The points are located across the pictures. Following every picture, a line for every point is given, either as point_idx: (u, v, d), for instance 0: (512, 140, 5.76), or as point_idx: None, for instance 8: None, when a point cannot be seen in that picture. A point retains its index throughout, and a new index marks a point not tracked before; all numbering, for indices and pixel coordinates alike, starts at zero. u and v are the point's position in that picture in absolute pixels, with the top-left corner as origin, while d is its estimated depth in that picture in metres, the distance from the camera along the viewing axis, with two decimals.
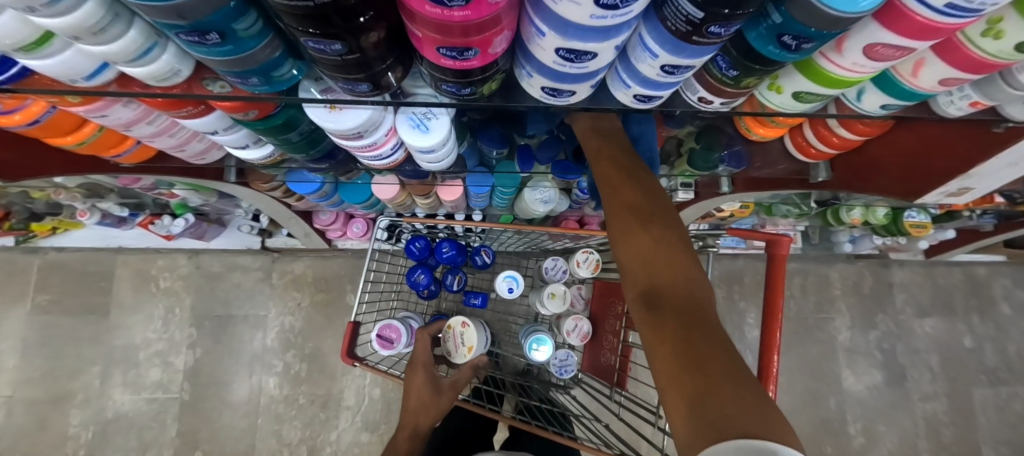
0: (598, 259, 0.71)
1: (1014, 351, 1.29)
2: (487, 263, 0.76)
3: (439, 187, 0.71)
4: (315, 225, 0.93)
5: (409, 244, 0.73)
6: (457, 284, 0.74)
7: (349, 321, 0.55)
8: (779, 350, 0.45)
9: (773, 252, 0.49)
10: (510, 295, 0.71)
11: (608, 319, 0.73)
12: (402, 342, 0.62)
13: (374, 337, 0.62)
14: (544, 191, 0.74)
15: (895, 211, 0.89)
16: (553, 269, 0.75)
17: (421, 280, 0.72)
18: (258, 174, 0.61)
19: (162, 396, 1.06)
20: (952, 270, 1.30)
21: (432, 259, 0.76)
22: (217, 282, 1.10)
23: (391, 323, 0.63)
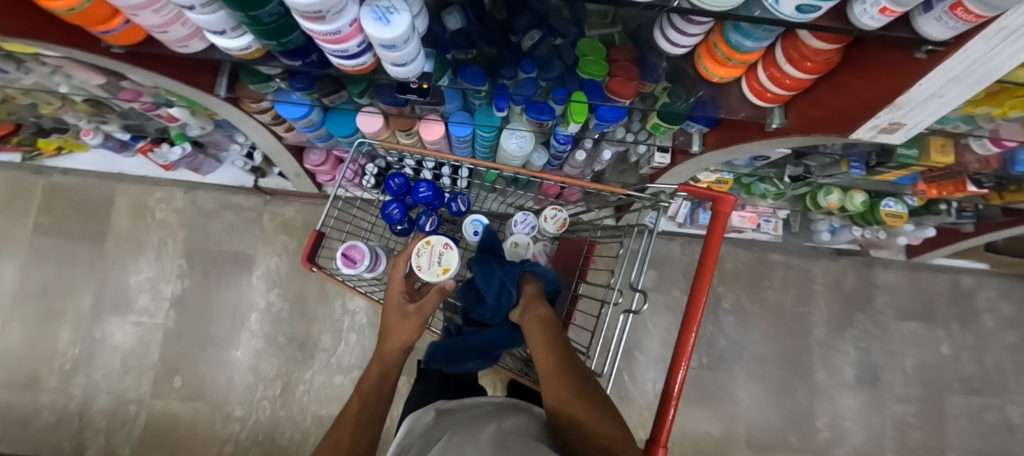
0: (565, 216, 0.72)
1: (992, 363, 1.28)
2: (462, 211, 0.78)
3: (421, 122, 0.73)
4: (305, 164, 0.96)
5: (388, 179, 0.75)
6: (429, 225, 0.76)
7: (315, 229, 0.59)
8: (698, 324, 0.44)
9: (718, 209, 0.48)
10: (474, 238, 0.73)
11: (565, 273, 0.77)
12: (365, 264, 0.64)
13: (339, 255, 0.65)
14: (521, 136, 0.74)
15: (873, 200, 0.90)
16: (522, 223, 0.74)
17: (394, 214, 0.74)
18: (249, 91, 0.65)
19: (149, 321, 1.10)
20: (936, 277, 1.30)
21: (410, 198, 0.78)
22: (210, 218, 1.15)
23: (357, 244, 0.65)
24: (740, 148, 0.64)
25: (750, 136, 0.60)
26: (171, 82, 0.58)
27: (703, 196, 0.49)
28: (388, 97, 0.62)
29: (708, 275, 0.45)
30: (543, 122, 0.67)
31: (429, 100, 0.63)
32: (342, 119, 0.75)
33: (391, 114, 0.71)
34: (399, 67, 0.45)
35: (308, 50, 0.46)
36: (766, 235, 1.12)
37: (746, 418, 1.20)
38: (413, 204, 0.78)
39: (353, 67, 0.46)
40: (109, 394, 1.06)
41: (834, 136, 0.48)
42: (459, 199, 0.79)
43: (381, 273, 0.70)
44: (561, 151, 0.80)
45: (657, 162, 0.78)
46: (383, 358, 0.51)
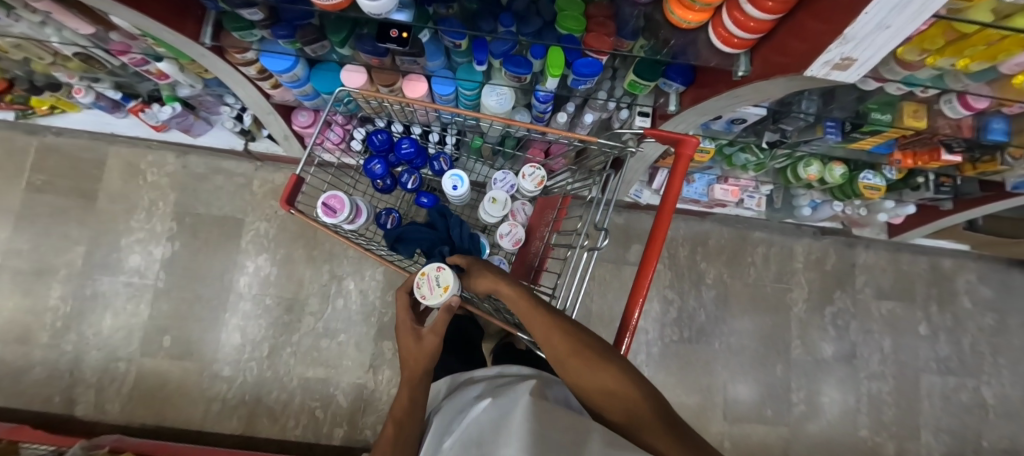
0: (543, 174, 0.72)
1: (968, 344, 1.31)
2: (444, 170, 0.80)
3: (404, 79, 0.75)
4: (293, 126, 0.97)
5: (371, 135, 0.76)
6: (412, 183, 0.76)
7: (294, 173, 0.58)
8: (654, 267, 0.44)
9: (680, 151, 0.48)
10: (454, 193, 0.74)
11: (538, 228, 0.78)
12: (345, 214, 0.64)
13: (319, 205, 0.64)
14: (501, 94, 0.75)
15: (852, 173, 0.91)
16: (502, 182, 0.74)
17: (377, 169, 0.74)
18: (233, 40, 0.65)
19: (139, 281, 1.12)
20: (917, 259, 1.33)
21: (392, 155, 0.79)
22: (201, 182, 1.16)
23: (337, 193, 0.65)
24: (709, 105, 0.65)
25: (720, 87, 0.60)
26: (152, 24, 0.55)
27: (667, 139, 0.49)
28: (368, 46, 0.62)
29: (664, 224, 0.45)
30: (520, 75, 0.68)
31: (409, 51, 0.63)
32: (327, 76, 0.76)
33: (373, 68, 0.72)
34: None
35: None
36: (749, 211, 1.13)
37: (724, 391, 1.22)
38: (396, 162, 0.79)
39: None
40: (99, 351, 1.08)
41: (791, 74, 0.47)
42: (441, 159, 0.80)
43: (360, 225, 0.70)
44: (543, 112, 0.81)
45: (638, 126, 0.78)
46: (408, 383, 0.52)
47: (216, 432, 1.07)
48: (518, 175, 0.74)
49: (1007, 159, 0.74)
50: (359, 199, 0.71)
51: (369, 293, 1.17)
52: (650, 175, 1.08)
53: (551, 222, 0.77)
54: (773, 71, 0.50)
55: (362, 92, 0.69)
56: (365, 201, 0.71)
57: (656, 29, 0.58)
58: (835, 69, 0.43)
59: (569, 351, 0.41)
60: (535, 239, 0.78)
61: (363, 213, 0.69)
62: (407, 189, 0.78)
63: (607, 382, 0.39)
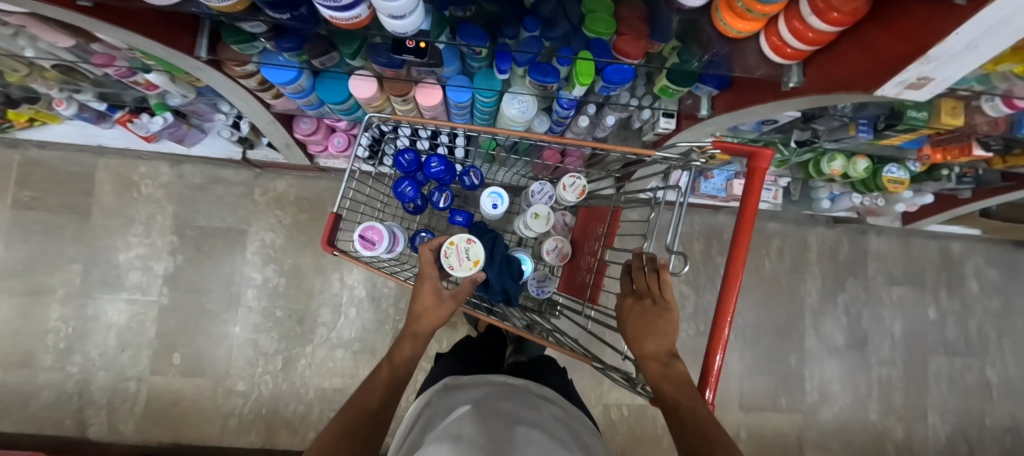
0: (585, 184, 0.70)
1: (975, 327, 1.34)
2: (476, 184, 0.76)
3: (417, 86, 0.71)
4: (296, 135, 0.92)
5: (398, 156, 0.72)
6: (444, 201, 0.74)
7: (333, 211, 0.57)
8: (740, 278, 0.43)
9: (755, 165, 0.47)
10: (494, 212, 0.72)
11: (588, 242, 0.77)
12: (384, 245, 0.63)
13: (356, 237, 0.63)
14: (523, 101, 0.72)
15: (875, 166, 0.89)
16: (539, 193, 0.74)
17: (408, 192, 0.72)
18: (230, 52, 0.60)
19: (142, 298, 1.08)
20: (927, 244, 1.33)
21: (420, 174, 0.76)
22: (198, 192, 1.11)
23: (374, 225, 0.63)
24: (747, 111, 0.64)
25: (764, 98, 0.59)
26: (140, 39, 0.51)
27: (738, 151, 0.49)
28: (383, 58, 0.59)
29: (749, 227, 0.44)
30: (547, 84, 0.64)
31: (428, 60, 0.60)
32: (331, 85, 0.73)
33: (386, 78, 0.68)
34: (397, 20, 0.41)
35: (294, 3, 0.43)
36: (765, 203, 1.11)
37: (739, 382, 1.24)
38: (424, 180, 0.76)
39: (346, 20, 0.42)
40: (107, 371, 1.05)
41: (857, 93, 0.44)
42: (472, 172, 0.76)
43: (399, 252, 0.69)
44: (564, 117, 0.78)
45: (663, 127, 0.78)
46: (413, 335, 0.54)
47: (236, 447, 1.06)
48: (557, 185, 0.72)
49: None
50: (393, 224, 0.69)
51: (382, 301, 1.14)
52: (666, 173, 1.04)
53: (602, 237, 0.74)
54: (829, 87, 0.48)
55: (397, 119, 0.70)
56: (402, 227, 0.69)
57: (696, 33, 0.55)
58: (911, 89, 0.41)
59: (658, 362, 0.45)
60: (589, 255, 0.76)
61: (402, 241, 0.68)
62: (439, 208, 0.76)
63: (680, 401, 0.41)
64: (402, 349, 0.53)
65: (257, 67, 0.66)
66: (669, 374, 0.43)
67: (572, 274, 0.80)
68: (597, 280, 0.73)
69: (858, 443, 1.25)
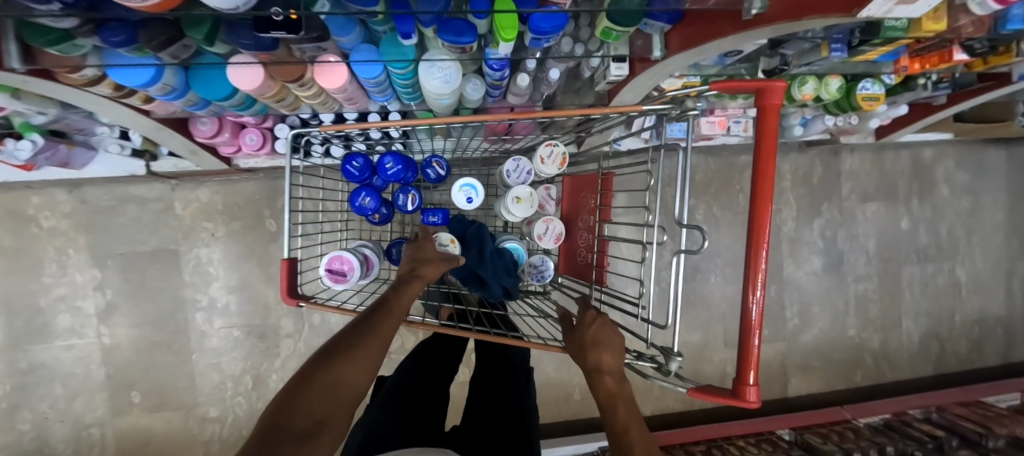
0: (564, 150, 0.55)
1: (945, 230, 1.35)
2: (442, 176, 0.62)
3: (315, 66, 0.56)
4: (196, 139, 0.78)
5: (346, 163, 0.59)
6: (411, 204, 0.61)
7: (283, 258, 0.45)
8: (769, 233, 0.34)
9: (763, 103, 0.35)
10: (470, 207, 0.55)
11: (580, 216, 0.60)
12: (356, 275, 0.53)
13: (323, 272, 0.53)
14: (443, 68, 0.57)
15: (850, 83, 0.81)
16: (516, 171, 0.58)
17: (368, 204, 0.59)
18: (51, 58, 0.45)
19: (80, 342, 0.98)
20: (899, 155, 1.31)
21: (378, 179, 0.62)
22: (111, 217, 0.97)
23: (341, 254, 0.52)
24: (705, 48, 0.54)
25: (722, 32, 0.48)
26: None
27: (742, 90, 0.35)
28: (248, 39, 0.45)
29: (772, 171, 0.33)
30: (465, 46, 0.50)
31: (309, 35, 0.47)
32: (212, 80, 0.57)
33: (269, 62, 0.53)
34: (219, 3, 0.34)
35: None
36: (736, 138, 1.03)
37: (722, 321, 1.25)
38: (384, 185, 0.62)
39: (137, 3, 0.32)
40: (64, 422, 0.98)
41: (835, 17, 0.38)
42: (436, 163, 0.62)
43: (378, 276, 0.59)
44: (500, 79, 0.63)
45: (614, 75, 0.65)
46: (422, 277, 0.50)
47: None
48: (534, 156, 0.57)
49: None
50: (363, 244, 0.59)
51: None
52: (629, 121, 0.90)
53: (595, 209, 0.58)
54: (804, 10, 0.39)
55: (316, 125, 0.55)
56: (372, 246, 0.59)
57: None
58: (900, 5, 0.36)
59: (614, 378, 0.40)
60: (584, 230, 0.60)
61: (376, 263, 0.57)
62: (408, 211, 0.63)
63: (625, 422, 0.38)
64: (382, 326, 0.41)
65: (99, 70, 0.51)
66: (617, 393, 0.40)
67: (568, 254, 0.65)
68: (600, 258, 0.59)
69: (839, 358, 1.30)
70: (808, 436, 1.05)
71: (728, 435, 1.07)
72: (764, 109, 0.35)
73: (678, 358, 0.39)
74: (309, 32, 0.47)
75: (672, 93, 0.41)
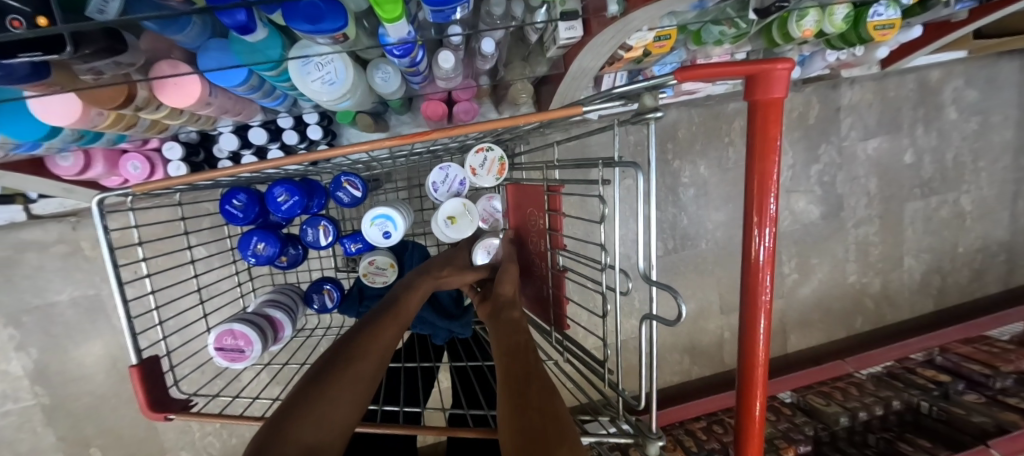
0: (501, 155, 0.46)
1: (951, 158, 1.25)
2: (358, 198, 0.52)
3: (151, 82, 0.41)
4: (63, 176, 0.63)
5: (225, 203, 0.48)
6: (323, 238, 0.52)
7: (131, 365, 0.35)
8: (767, 224, 0.27)
9: (759, 95, 0.25)
10: (388, 242, 0.47)
11: (531, 237, 0.50)
12: (257, 348, 0.44)
13: (215, 351, 0.44)
14: (327, 65, 0.42)
15: (859, 9, 0.66)
16: (445, 183, 0.49)
17: (265, 251, 0.49)
18: None
19: (16, 407, 0.88)
20: (905, 79, 1.16)
21: (275, 214, 0.52)
22: (10, 269, 0.83)
23: (231, 328, 0.43)
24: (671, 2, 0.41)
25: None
26: None
27: (725, 75, 0.25)
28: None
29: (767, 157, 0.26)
30: (336, 36, 0.35)
31: (88, 51, 0.30)
32: (12, 118, 0.42)
33: (76, 92, 0.37)
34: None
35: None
36: (722, 86, 0.88)
37: (716, 284, 1.18)
38: (284, 220, 0.52)
39: None
40: None
41: None
42: (346, 182, 0.51)
43: (290, 335, 0.50)
44: (413, 65, 0.48)
45: (563, 39, 0.50)
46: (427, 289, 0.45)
47: None
48: (463, 165, 0.48)
49: None
50: (269, 300, 0.50)
51: None
52: (594, 84, 0.75)
53: (545, 233, 0.47)
54: None
55: (144, 185, 0.40)
56: (280, 300, 0.50)
57: None
58: None
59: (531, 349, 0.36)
60: (538, 258, 0.50)
61: (287, 324, 0.48)
62: (322, 246, 0.54)
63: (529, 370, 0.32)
64: (350, 374, 0.32)
65: None
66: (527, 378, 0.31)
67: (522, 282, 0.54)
68: (558, 295, 0.48)
69: (838, 306, 1.25)
70: (810, 398, 1.01)
71: (730, 406, 1.03)
72: (760, 107, 0.25)
73: (658, 443, 0.33)
74: (82, 48, 0.29)
75: (620, 89, 0.31)
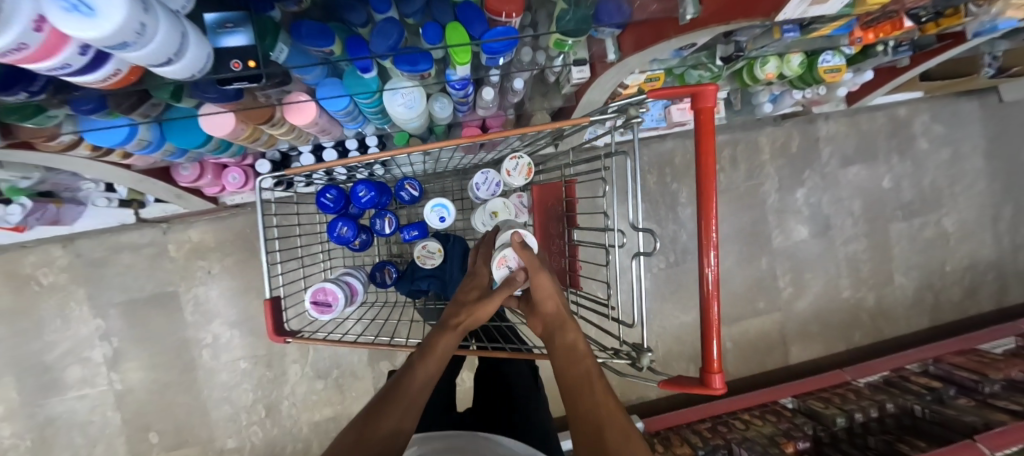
0: (529, 162, 0.61)
1: (928, 183, 1.37)
2: (416, 197, 0.67)
3: (283, 106, 0.57)
4: (180, 183, 0.79)
5: (320, 195, 0.63)
6: (388, 227, 0.66)
7: (267, 298, 0.48)
8: (715, 245, 0.40)
9: (699, 107, 0.39)
10: (443, 226, 0.61)
11: (550, 223, 0.65)
12: (341, 303, 0.57)
13: (309, 304, 0.57)
14: (409, 94, 0.59)
15: (811, 58, 0.83)
16: (485, 184, 0.63)
17: (346, 233, 0.63)
18: (29, 129, 0.47)
19: (92, 391, 1.00)
20: (875, 117, 1.32)
21: (353, 207, 0.66)
22: (108, 267, 0.99)
23: (323, 286, 0.56)
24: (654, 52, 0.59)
25: (665, 34, 0.55)
26: None
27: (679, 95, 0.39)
28: (212, 93, 0.45)
29: (712, 179, 0.39)
30: (423, 73, 0.51)
31: (271, 82, 0.47)
32: (183, 130, 0.59)
33: (238, 109, 0.54)
34: (170, 68, 0.31)
35: (27, 74, 0.32)
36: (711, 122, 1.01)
37: None
38: (360, 212, 0.67)
39: (102, 80, 0.31)
40: None
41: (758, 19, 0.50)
42: (408, 184, 0.66)
43: (363, 301, 0.63)
44: (464, 97, 0.65)
45: (576, 78, 0.67)
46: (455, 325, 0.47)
47: None
48: (500, 170, 0.63)
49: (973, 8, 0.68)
50: (347, 272, 0.63)
51: None
52: None
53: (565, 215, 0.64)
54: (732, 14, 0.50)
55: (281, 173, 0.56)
56: (356, 272, 0.63)
57: None
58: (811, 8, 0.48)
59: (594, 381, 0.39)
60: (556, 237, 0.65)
61: (360, 289, 0.61)
62: (386, 234, 0.67)
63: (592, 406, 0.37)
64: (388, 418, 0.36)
65: (76, 134, 0.52)
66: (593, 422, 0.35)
67: None
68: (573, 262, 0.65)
69: (836, 321, 1.32)
70: (811, 402, 1.07)
71: (735, 410, 1.09)
72: (701, 112, 0.40)
73: (649, 352, 0.43)
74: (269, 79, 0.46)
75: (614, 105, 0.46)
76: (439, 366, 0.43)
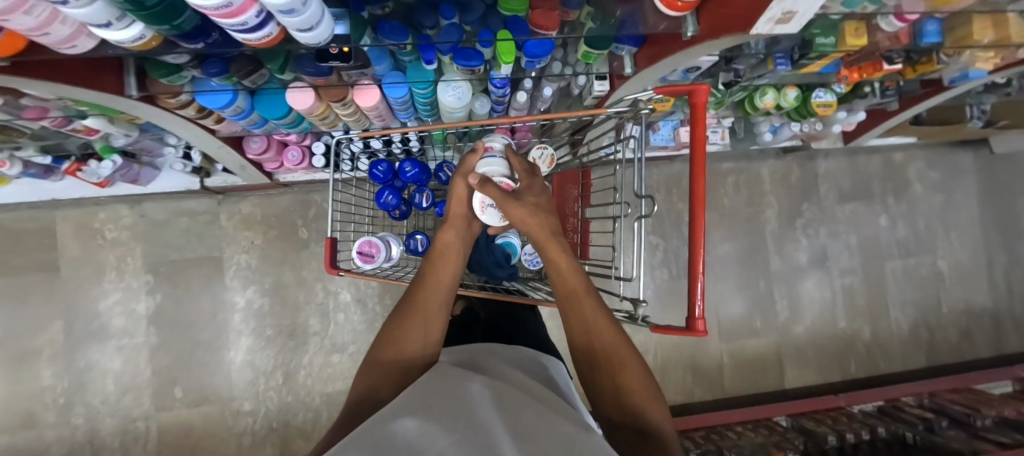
0: (552, 153, 0.71)
1: (923, 225, 1.44)
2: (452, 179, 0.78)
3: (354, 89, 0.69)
4: (248, 156, 0.91)
5: (373, 167, 0.74)
6: (425, 201, 0.76)
7: (328, 238, 0.59)
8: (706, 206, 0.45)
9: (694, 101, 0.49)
10: None
11: (567, 204, 0.81)
12: (382, 254, 0.67)
13: (355, 254, 0.68)
14: (457, 88, 0.71)
15: (805, 94, 0.94)
16: None
17: (390, 201, 0.74)
18: (161, 86, 0.59)
19: (131, 341, 1.09)
20: (871, 159, 1.42)
21: (398, 181, 0.77)
22: (165, 229, 1.11)
23: (369, 239, 0.67)
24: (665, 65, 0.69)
25: (672, 49, 0.65)
26: (67, 89, 0.50)
27: (678, 92, 0.49)
28: (310, 68, 0.58)
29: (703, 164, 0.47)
30: (474, 68, 0.63)
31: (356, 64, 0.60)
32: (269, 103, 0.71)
33: (319, 86, 0.66)
34: (307, 31, 0.44)
35: (208, 29, 0.43)
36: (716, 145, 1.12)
37: (716, 314, 1.32)
38: (403, 186, 0.77)
39: (259, 37, 0.43)
40: (113, 416, 1.08)
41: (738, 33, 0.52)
42: (446, 167, 0.78)
43: (399, 260, 0.72)
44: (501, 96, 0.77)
45: (597, 91, 0.78)
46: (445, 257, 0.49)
47: None
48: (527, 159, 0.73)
49: (943, 58, 0.78)
50: (387, 234, 0.73)
51: (367, 301, 1.17)
52: None
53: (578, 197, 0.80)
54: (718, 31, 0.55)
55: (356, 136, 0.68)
56: (395, 235, 0.73)
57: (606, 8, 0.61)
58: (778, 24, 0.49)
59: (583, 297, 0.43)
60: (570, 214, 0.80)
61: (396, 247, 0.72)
62: (423, 208, 0.78)
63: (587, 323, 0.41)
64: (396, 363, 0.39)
65: (192, 97, 0.64)
66: (590, 341, 0.41)
67: None
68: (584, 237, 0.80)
69: (832, 349, 1.36)
70: (803, 421, 1.10)
71: (729, 423, 1.12)
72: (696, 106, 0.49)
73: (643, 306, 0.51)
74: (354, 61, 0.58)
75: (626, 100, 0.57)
76: (439, 300, 0.45)
